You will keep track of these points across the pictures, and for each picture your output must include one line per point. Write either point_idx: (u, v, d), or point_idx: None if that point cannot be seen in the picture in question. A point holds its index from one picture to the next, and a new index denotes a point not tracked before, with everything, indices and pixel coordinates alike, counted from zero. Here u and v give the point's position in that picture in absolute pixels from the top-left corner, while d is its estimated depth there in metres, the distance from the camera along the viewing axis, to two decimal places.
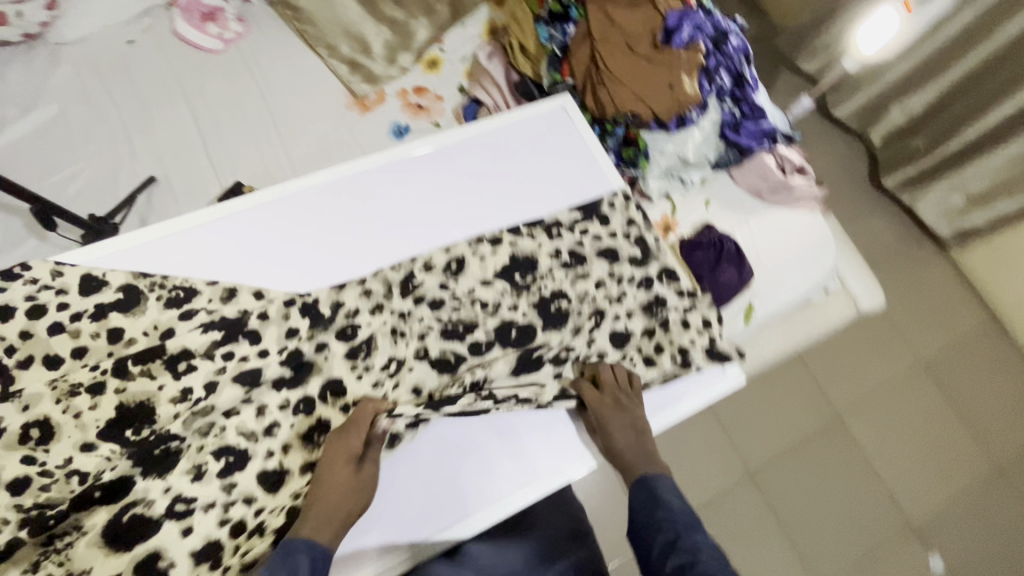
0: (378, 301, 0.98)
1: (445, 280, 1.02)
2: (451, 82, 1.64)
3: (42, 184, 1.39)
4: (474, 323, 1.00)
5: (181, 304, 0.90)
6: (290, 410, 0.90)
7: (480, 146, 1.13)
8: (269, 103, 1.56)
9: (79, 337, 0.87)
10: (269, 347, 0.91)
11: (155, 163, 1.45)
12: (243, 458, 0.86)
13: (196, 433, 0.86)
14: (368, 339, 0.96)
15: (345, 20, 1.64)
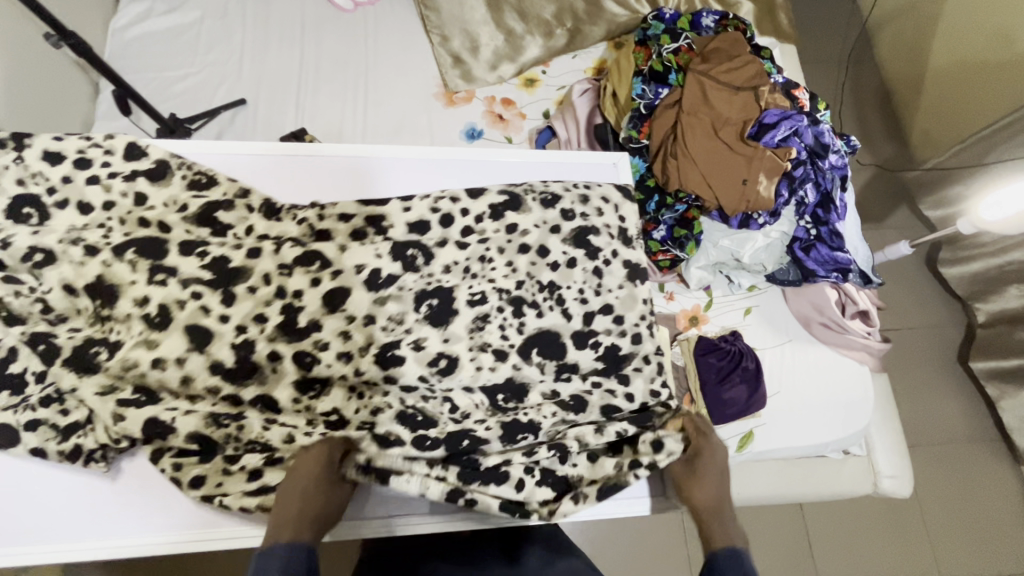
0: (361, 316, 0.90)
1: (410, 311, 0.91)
2: (538, 106, 1.64)
3: (157, 74, 1.56)
4: (433, 421, 0.87)
5: (199, 190, 0.94)
6: (217, 396, 0.85)
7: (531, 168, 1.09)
8: (369, 68, 1.64)
9: (110, 192, 0.91)
10: (232, 318, 0.86)
11: (252, 88, 1.57)
12: (152, 401, 0.82)
13: (119, 362, 0.82)
14: (325, 382, 0.87)
15: (466, 19, 1.71)
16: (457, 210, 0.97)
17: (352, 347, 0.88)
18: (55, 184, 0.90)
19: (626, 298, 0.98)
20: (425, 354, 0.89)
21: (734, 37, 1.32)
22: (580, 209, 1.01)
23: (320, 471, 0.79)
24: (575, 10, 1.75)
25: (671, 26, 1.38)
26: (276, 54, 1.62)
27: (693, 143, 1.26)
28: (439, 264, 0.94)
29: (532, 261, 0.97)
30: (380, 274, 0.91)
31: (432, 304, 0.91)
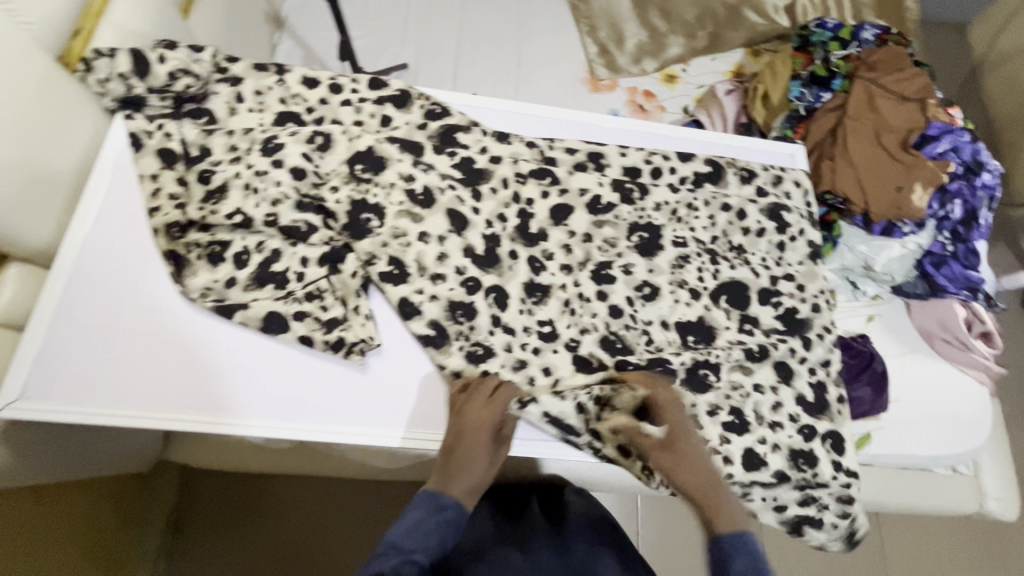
0: (569, 264, 0.98)
1: (632, 298, 0.98)
2: (678, 101, 1.71)
3: (331, 34, 1.67)
4: (631, 350, 0.94)
5: (435, 116, 1.03)
6: (460, 278, 0.92)
7: (719, 147, 1.13)
8: (522, 49, 1.72)
9: (361, 114, 1.02)
10: (482, 216, 0.98)
11: (414, 54, 1.67)
12: (400, 275, 0.91)
13: (390, 230, 0.93)
14: (545, 291, 0.95)
15: (614, 12, 1.81)
16: (667, 166, 1.08)
17: (572, 262, 0.98)
18: (313, 104, 1.02)
19: (752, 246, 1.07)
20: (632, 280, 0.99)
21: (897, 52, 1.37)
22: (772, 190, 1.11)
23: (485, 415, 0.82)
24: (715, 14, 1.82)
25: (835, 34, 1.42)
26: (437, 24, 1.72)
27: (854, 143, 1.31)
28: (652, 203, 1.05)
29: (729, 221, 1.07)
30: (600, 202, 1.02)
31: (642, 238, 1.02)
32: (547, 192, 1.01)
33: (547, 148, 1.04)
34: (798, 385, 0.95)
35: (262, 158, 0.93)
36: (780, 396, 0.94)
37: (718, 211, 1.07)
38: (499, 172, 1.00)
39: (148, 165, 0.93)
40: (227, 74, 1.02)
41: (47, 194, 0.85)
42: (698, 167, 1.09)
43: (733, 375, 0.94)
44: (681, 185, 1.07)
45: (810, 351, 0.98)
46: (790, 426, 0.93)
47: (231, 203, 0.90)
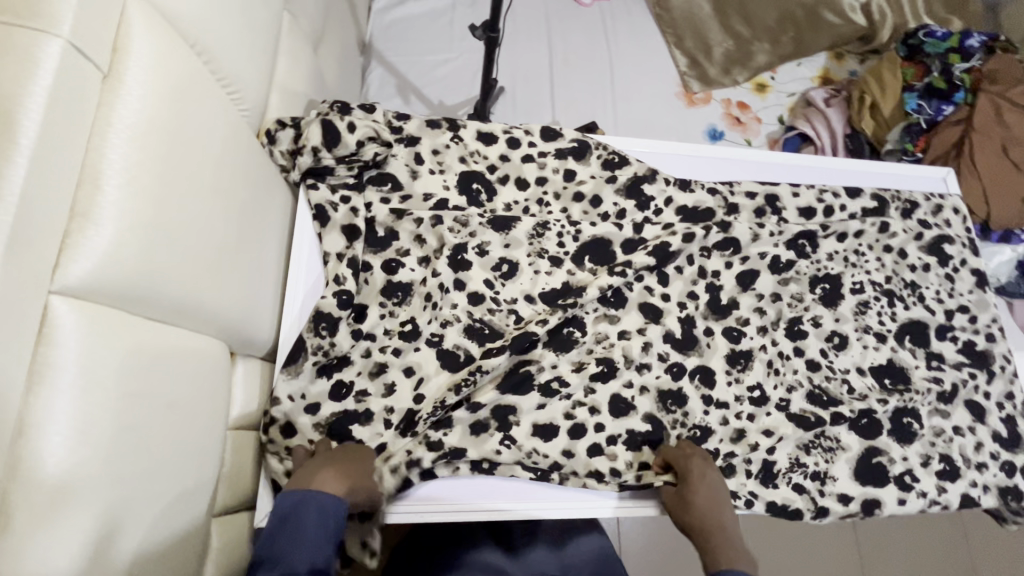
0: (766, 324, 0.98)
1: (825, 350, 0.99)
2: (772, 111, 1.71)
3: (420, 58, 1.61)
4: (840, 400, 0.95)
5: (614, 167, 1.01)
6: (665, 365, 0.92)
7: (877, 176, 1.14)
8: (614, 65, 1.69)
9: (543, 169, 0.99)
10: (672, 296, 0.97)
11: (508, 76, 1.62)
12: (612, 373, 0.90)
13: (592, 336, 0.92)
14: (748, 356, 0.95)
15: (697, 20, 1.78)
16: (837, 205, 1.08)
17: (767, 321, 0.98)
18: (494, 162, 0.99)
19: (923, 281, 1.06)
20: (822, 331, 1.00)
21: (1010, 61, 1.38)
22: (932, 220, 1.11)
23: (360, 465, 0.74)
24: (795, 18, 1.80)
25: (949, 44, 1.43)
26: (526, 43, 1.66)
27: (981, 157, 1.33)
28: (824, 253, 1.04)
29: (896, 260, 1.07)
30: (781, 259, 1.02)
31: (823, 288, 1.03)
32: (730, 260, 1.00)
33: (729, 194, 1.04)
34: (990, 424, 0.98)
35: (459, 236, 0.91)
36: (979, 436, 0.97)
37: (886, 250, 1.06)
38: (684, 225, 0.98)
39: (336, 242, 0.88)
40: (402, 134, 0.97)
41: (261, 274, 0.79)
42: (867, 201, 1.09)
43: (934, 419, 0.97)
44: (856, 229, 1.05)
45: (996, 388, 1.01)
46: (994, 465, 0.96)
47: (444, 281, 0.88)
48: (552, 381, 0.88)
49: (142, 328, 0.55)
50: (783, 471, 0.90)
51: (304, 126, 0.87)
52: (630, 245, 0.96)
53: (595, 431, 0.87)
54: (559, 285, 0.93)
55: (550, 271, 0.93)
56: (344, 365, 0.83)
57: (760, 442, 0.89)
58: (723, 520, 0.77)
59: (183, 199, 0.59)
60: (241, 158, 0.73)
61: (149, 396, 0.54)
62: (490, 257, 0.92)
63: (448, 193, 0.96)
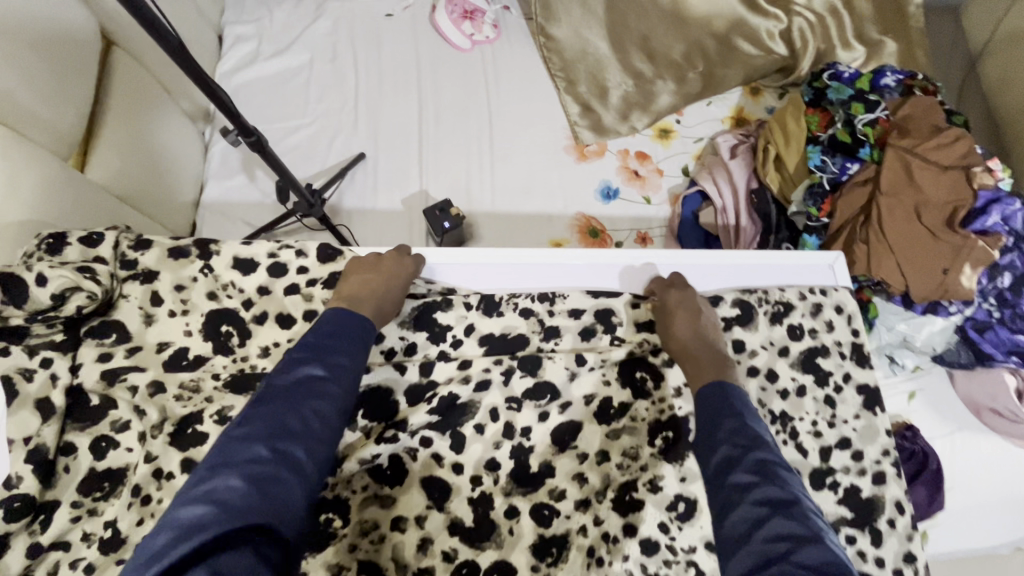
0: (587, 496, 0.86)
1: (666, 522, 0.85)
2: (675, 161, 1.52)
3: (271, 127, 1.44)
4: None
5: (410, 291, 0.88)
6: (450, 566, 0.82)
7: (748, 270, 0.96)
8: (493, 119, 1.51)
9: (311, 301, 0.83)
10: (466, 468, 0.85)
11: (370, 141, 1.45)
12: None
13: (356, 527, 0.82)
14: (563, 542, 0.84)
15: (591, 60, 1.59)
16: None
17: (589, 489, 0.86)
18: (250, 296, 0.83)
19: (798, 410, 0.89)
20: (662, 496, 0.85)
21: (927, 104, 1.19)
22: (811, 323, 0.93)
23: (406, 269, 0.86)
24: (705, 49, 1.59)
25: (855, 88, 1.25)
26: (393, 101, 1.49)
27: (891, 224, 1.14)
28: (671, 389, 0.90)
29: (762, 386, 0.90)
30: (610, 407, 0.89)
31: (665, 438, 0.88)
32: (546, 412, 0.88)
33: (548, 314, 0.92)
34: None
35: (189, 405, 0.77)
36: None
37: (749, 376, 0.90)
38: (479, 363, 0.89)
39: (22, 424, 0.69)
40: (136, 269, 0.81)
41: None
42: (725, 310, 0.92)
43: None
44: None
45: (879, 545, 0.85)
46: None
47: (165, 466, 0.75)
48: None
49: None
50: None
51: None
52: (415, 395, 0.87)
53: None
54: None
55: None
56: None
57: None
58: (704, 335, 0.86)
59: None
60: None
61: None
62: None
63: (189, 339, 0.81)
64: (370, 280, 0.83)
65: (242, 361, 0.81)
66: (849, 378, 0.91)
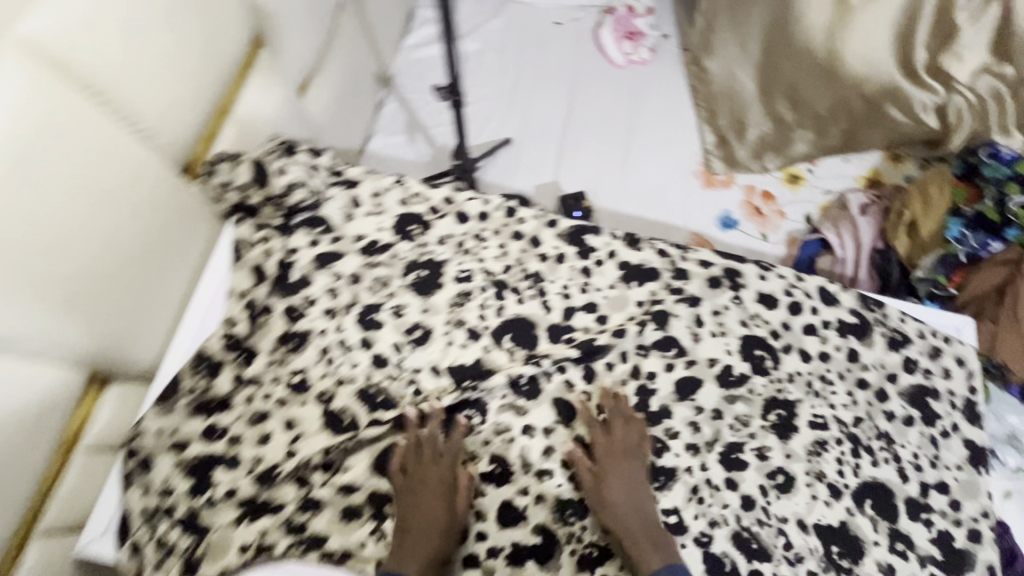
0: (699, 443, 0.87)
1: (765, 486, 0.86)
2: (800, 207, 1.54)
3: (437, 99, 1.61)
4: (769, 554, 0.82)
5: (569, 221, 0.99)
6: (569, 472, 0.84)
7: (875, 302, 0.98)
8: (632, 132, 1.61)
9: (478, 234, 0.97)
10: (593, 395, 0.89)
11: (518, 129, 1.60)
12: (507, 477, 0.83)
13: (492, 426, 0.86)
14: (670, 474, 0.85)
15: (736, 95, 1.65)
16: (813, 315, 0.96)
17: (699, 440, 0.88)
18: (436, 204, 0.98)
19: (901, 433, 0.92)
20: (765, 465, 0.87)
21: None
22: (926, 363, 0.95)
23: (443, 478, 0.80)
24: (850, 107, 1.56)
25: (1013, 171, 1.25)
26: (545, 100, 1.63)
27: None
28: (787, 371, 0.93)
29: (870, 400, 0.93)
30: (732, 373, 0.92)
31: (778, 416, 0.90)
32: (672, 363, 0.92)
33: (680, 258, 0.99)
34: None
35: (377, 296, 0.92)
36: None
37: (854, 387, 0.93)
38: (618, 316, 0.94)
39: (241, 281, 0.89)
40: (342, 177, 0.98)
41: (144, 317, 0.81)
42: (843, 314, 0.97)
43: None
44: (818, 349, 0.95)
45: None
46: None
47: (348, 339, 0.89)
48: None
49: None
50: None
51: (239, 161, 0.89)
52: (555, 332, 0.92)
53: (475, 540, 0.80)
54: (470, 360, 0.89)
55: (465, 345, 0.90)
56: (223, 408, 0.83)
57: None
58: (642, 502, 0.80)
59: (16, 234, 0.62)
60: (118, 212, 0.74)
61: None
62: (405, 320, 0.91)
63: (380, 236, 0.95)
64: (410, 502, 0.79)
65: (425, 248, 0.95)
66: (955, 429, 0.93)
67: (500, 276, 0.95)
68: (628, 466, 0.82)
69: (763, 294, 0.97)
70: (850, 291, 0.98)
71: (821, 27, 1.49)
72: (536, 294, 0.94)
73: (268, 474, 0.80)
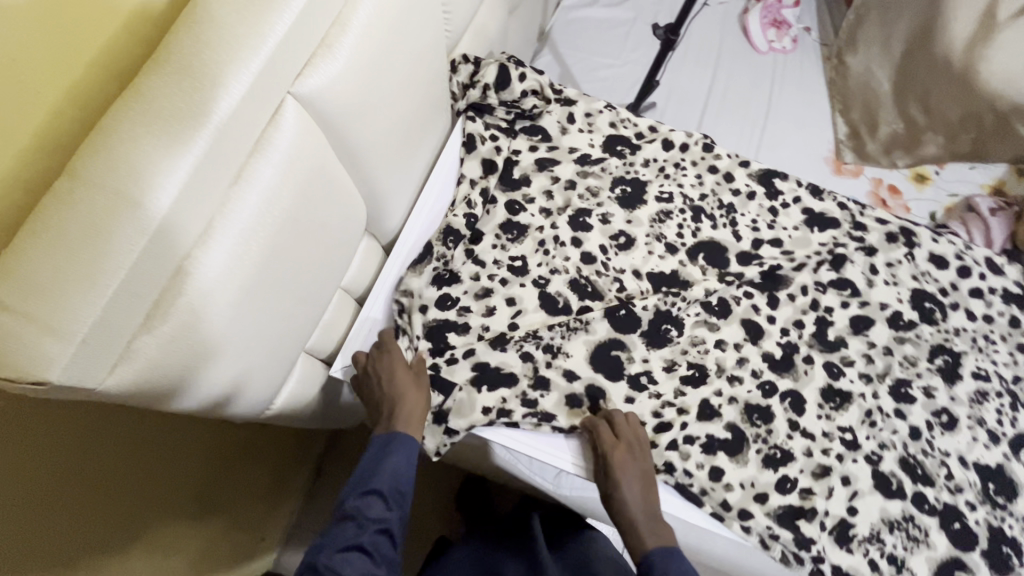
0: (872, 373, 0.94)
1: (931, 423, 0.92)
2: (924, 205, 1.61)
3: (589, 57, 1.70)
4: (933, 480, 0.89)
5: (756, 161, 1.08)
6: (757, 381, 0.92)
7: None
8: (769, 113, 1.69)
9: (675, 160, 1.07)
10: (778, 320, 0.97)
11: (663, 96, 1.69)
12: (702, 378, 0.91)
13: (688, 338, 0.94)
14: (846, 396, 0.92)
15: (873, 92, 1.71)
16: (980, 281, 1.02)
17: (873, 371, 0.94)
18: (642, 130, 1.09)
19: None
20: (932, 403, 0.93)
21: None
22: None
23: (420, 397, 0.81)
24: (981, 122, 1.56)
25: None
26: (690, 73, 1.73)
27: None
28: (952, 326, 0.99)
29: None
30: (902, 318, 0.98)
31: (945, 361, 0.96)
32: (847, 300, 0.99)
33: (857, 214, 1.06)
34: None
35: (587, 203, 1.02)
36: None
37: (1015, 350, 0.99)
38: (803, 251, 1.02)
39: (474, 169, 0.99)
40: (561, 96, 1.08)
41: (408, 180, 0.90)
42: (1008, 284, 1.02)
43: None
44: (982, 312, 1.01)
45: None
46: None
47: (562, 235, 0.98)
48: (640, 373, 0.91)
49: (329, 159, 0.65)
50: (860, 540, 0.84)
51: (482, 65, 0.97)
52: (745, 259, 1.01)
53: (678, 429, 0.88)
54: (667, 270, 0.99)
55: (663, 256, 0.99)
56: (452, 282, 0.94)
57: (836, 489, 0.86)
58: (650, 497, 0.79)
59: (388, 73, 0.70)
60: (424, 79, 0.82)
61: (310, 211, 0.65)
62: (611, 227, 1.00)
63: (592, 149, 1.06)
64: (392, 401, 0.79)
65: (631, 167, 1.06)
66: None
67: (697, 203, 1.04)
68: (638, 457, 0.80)
69: (935, 253, 1.04)
70: (1016, 265, 1.04)
71: (961, 39, 1.51)
72: (728, 219, 1.04)
73: (501, 340, 0.90)
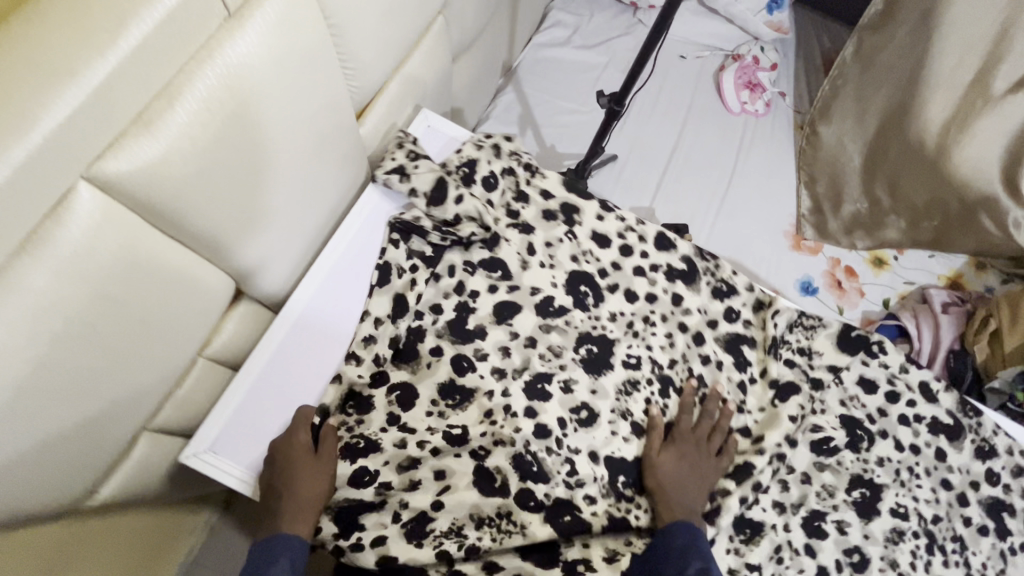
0: (786, 503, 0.88)
1: (841, 562, 0.86)
2: (879, 290, 1.56)
3: (554, 100, 1.63)
4: None
5: (685, 258, 1.01)
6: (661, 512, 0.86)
7: (972, 411, 0.98)
8: (733, 177, 1.63)
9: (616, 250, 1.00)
10: None
11: (625, 149, 1.62)
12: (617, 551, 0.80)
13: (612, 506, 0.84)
14: (756, 529, 0.85)
15: (840, 169, 1.67)
16: (911, 407, 0.96)
17: (786, 500, 0.88)
18: (604, 267, 1.00)
19: (972, 541, 0.92)
20: (844, 540, 0.87)
21: None
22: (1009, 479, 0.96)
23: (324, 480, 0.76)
24: (946, 206, 1.55)
25: None
26: (655, 128, 1.66)
27: None
28: (876, 455, 0.93)
29: (950, 502, 0.94)
30: (829, 443, 0.92)
31: (862, 494, 0.90)
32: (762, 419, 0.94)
33: (809, 367, 0.97)
34: None
35: (547, 365, 0.90)
36: None
37: (935, 485, 0.94)
38: (724, 377, 0.95)
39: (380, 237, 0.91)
40: (518, 220, 1.00)
41: (293, 250, 0.81)
42: (940, 413, 0.96)
43: None
44: (910, 441, 0.95)
45: None
46: None
47: (513, 405, 0.85)
48: (578, 561, 0.79)
49: (149, 242, 0.55)
50: None
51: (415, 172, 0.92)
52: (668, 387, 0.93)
53: None
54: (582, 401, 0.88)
55: (627, 439, 0.88)
56: (371, 451, 0.82)
57: None
58: (696, 479, 0.84)
59: (249, 146, 0.61)
60: (313, 143, 0.73)
61: (124, 310, 0.55)
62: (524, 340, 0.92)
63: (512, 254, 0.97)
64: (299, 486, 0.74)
65: (597, 321, 0.96)
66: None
67: (667, 371, 0.95)
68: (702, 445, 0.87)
69: (869, 372, 0.97)
70: (950, 393, 0.98)
71: (938, 120, 1.49)
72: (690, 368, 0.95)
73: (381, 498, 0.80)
